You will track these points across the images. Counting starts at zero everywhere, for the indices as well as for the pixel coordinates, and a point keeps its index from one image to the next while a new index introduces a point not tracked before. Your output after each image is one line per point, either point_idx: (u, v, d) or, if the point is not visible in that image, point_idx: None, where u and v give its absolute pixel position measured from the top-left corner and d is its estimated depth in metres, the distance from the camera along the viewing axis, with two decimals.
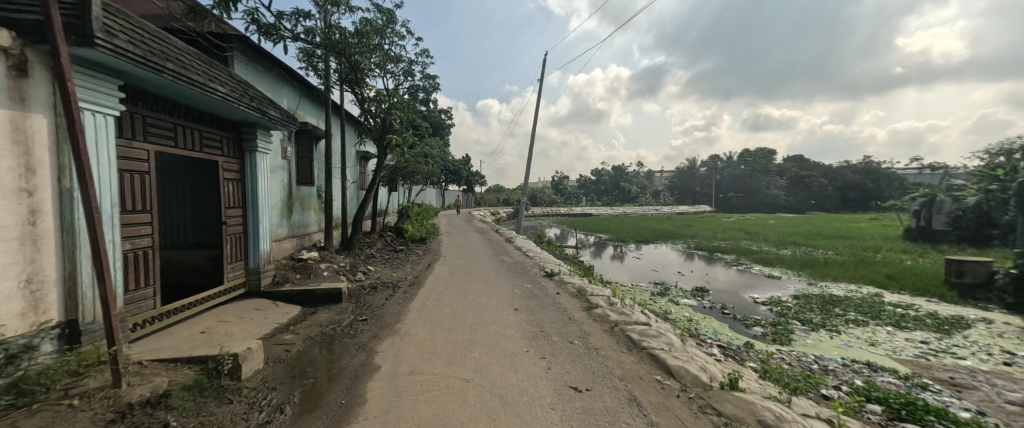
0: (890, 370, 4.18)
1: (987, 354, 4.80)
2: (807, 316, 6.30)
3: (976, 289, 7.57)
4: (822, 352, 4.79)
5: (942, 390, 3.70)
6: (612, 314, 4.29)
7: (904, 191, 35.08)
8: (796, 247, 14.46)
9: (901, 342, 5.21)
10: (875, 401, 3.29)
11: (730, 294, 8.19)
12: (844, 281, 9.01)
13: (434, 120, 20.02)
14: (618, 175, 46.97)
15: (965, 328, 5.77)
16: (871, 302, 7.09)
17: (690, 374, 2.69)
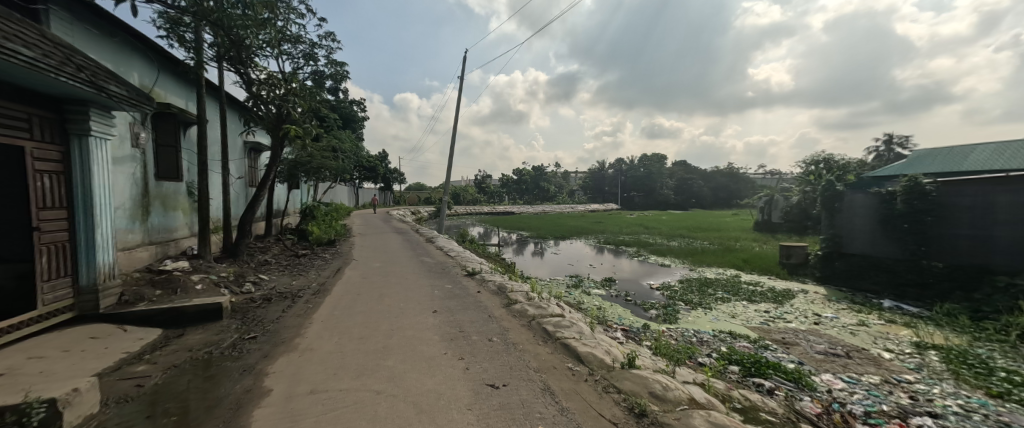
0: (745, 336, 5.19)
1: (805, 317, 6.31)
2: (689, 297, 7.48)
3: (798, 267, 9.80)
4: (699, 327, 5.72)
5: (777, 349, 4.75)
6: (530, 309, 4.48)
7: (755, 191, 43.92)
8: (683, 239, 16.97)
9: (752, 313, 6.54)
10: (734, 362, 4.06)
11: (632, 282, 9.24)
12: (715, 266, 10.91)
13: (344, 111, 18.31)
14: (537, 174, 49.15)
15: (791, 298, 7.50)
16: (734, 282, 8.72)
17: (597, 358, 2.96)
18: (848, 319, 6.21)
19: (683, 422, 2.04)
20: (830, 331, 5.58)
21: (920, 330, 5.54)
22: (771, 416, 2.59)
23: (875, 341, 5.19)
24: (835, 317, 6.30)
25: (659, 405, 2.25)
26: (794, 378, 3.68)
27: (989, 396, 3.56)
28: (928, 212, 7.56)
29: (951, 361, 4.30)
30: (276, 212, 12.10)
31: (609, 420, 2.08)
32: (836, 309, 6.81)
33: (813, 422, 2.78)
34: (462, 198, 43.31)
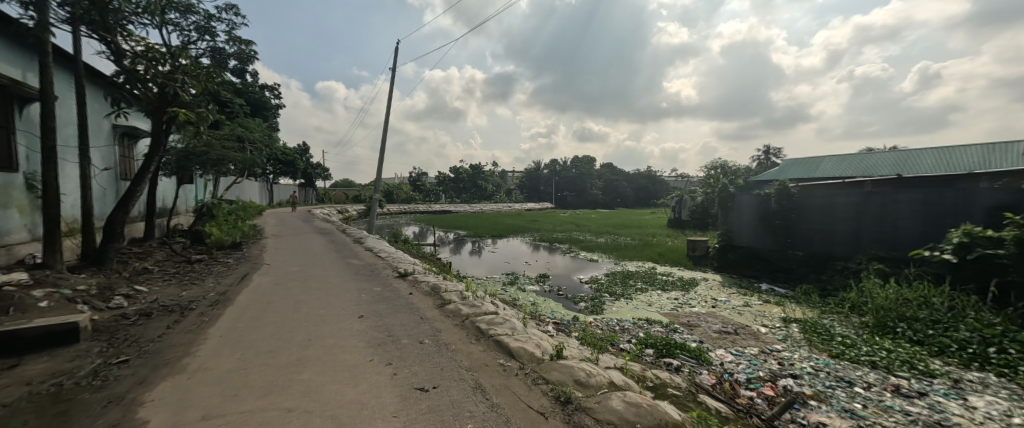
0: (658, 322, 5.80)
1: (705, 302, 7.28)
2: (614, 289, 8.13)
3: (702, 258, 11.25)
4: (621, 316, 6.25)
5: (683, 331, 5.42)
6: (463, 308, 4.45)
7: (669, 192, 49.28)
8: (609, 235, 18.35)
9: (665, 300, 7.35)
10: (650, 346, 4.52)
11: (564, 277, 9.72)
12: (636, 260, 12.01)
13: (254, 97, 16.17)
14: (474, 173, 48.94)
15: (696, 285, 8.60)
16: (651, 274, 9.68)
17: (527, 352, 3.06)
18: (738, 301, 7.31)
19: (603, 404, 2.22)
20: (724, 313, 6.52)
21: (787, 307, 6.78)
22: (676, 391, 2.95)
23: (755, 318, 6.20)
24: (728, 300, 7.37)
25: (583, 391, 2.41)
26: (696, 355, 4.22)
27: (830, 357, 4.49)
28: (792, 211, 9.30)
29: (806, 331, 5.33)
30: (162, 210, 10.20)
31: (537, 411, 2.17)
32: (729, 293, 7.98)
33: (709, 392, 3.23)
34: (395, 196, 41.26)
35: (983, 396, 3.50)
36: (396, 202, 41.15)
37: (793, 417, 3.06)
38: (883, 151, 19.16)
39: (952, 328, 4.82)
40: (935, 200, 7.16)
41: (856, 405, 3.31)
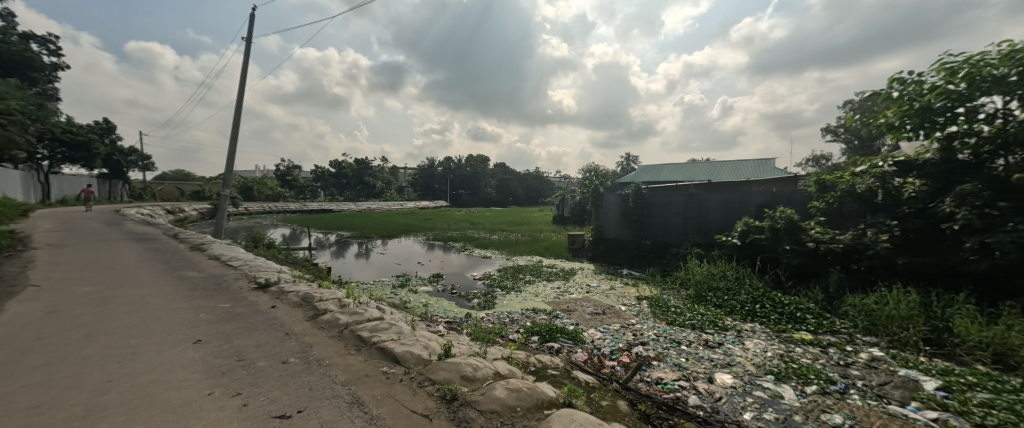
0: (543, 310, 6.34)
1: (581, 288, 8.27)
2: (505, 283, 8.50)
3: (580, 250, 12.72)
4: (511, 308, 6.60)
5: (563, 316, 6.04)
6: (342, 317, 4.02)
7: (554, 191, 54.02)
8: (502, 232, 19.13)
9: (549, 290, 8.06)
10: (534, 333, 4.90)
11: (458, 275, 9.74)
12: (526, 255, 12.81)
13: (6, 49, 11.30)
14: (359, 167, 44.63)
15: (574, 274, 9.69)
16: (538, 267, 10.50)
17: (413, 356, 2.95)
18: (606, 285, 8.54)
19: (487, 395, 2.31)
20: (595, 296, 7.53)
21: (640, 287, 8.25)
22: (554, 371, 3.28)
23: (618, 299, 7.35)
24: (598, 285, 8.54)
25: (468, 386, 2.45)
26: (573, 336, 4.77)
27: (667, 324, 5.65)
28: (644, 208, 11.27)
29: (652, 305, 6.58)
30: None
31: (421, 414, 2.12)
32: (600, 279, 9.25)
33: (581, 367, 3.70)
34: (256, 192, 34.58)
35: (752, 339, 4.95)
36: (258, 199, 34.55)
37: (642, 377, 3.77)
38: (703, 161, 24.87)
39: (738, 293, 6.62)
40: (731, 200, 9.64)
41: (681, 359, 4.26)
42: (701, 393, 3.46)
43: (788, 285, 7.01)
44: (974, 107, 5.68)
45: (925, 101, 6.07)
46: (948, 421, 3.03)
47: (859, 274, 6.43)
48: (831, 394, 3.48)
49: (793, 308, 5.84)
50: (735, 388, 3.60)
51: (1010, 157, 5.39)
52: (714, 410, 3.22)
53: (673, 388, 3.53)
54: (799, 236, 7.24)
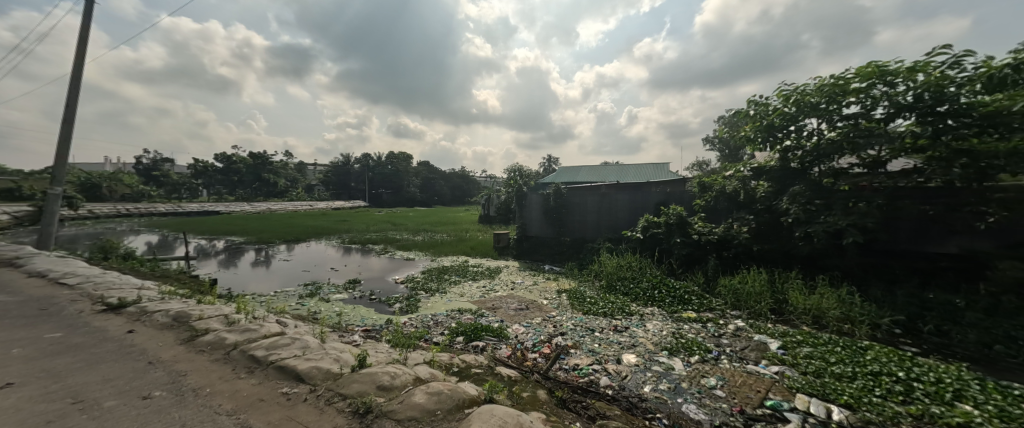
0: (468, 310, 6.31)
1: (506, 285, 8.45)
2: (429, 285, 8.24)
3: (505, 248, 12.96)
4: (435, 310, 6.42)
5: (488, 314, 6.11)
6: (230, 336, 3.46)
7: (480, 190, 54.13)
8: (426, 233, 18.48)
9: (474, 289, 8.06)
10: (459, 333, 4.85)
11: (377, 280, 9.12)
12: (451, 255, 12.60)
13: None
14: (256, 162, 38.88)
15: (499, 272, 9.87)
16: (463, 266, 10.41)
17: (321, 370, 2.68)
18: (529, 281, 8.86)
19: (405, 402, 2.22)
20: (519, 292, 7.76)
21: (561, 281, 8.75)
22: (478, 369, 3.30)
23: (541, 293, 7.69)
24: (522, 281, 8.81)
25: (385, 395, 2.33)
26: (497, 333, 4.86)
27: (583, 314, 6.10)
28: (563, 206, 11.98)
29: (570, 298, 7.04)
30: None
31: None
32: (524, 276, 9.59)
33: (505, 362, 3.79)
34: (109, 190, 27.69)
35: (652, 321, 5.64)
36: (111, 199, 27.70)
37: (561, 365, 4.02)
38: (614, 164, 27.39)
39: (641, 282, 7.47)
40: (635, 199, 10.81)
41: (595, 345, 4.66)
42: (611, 374, 3.83)
43: (679, 272, 8.17)
44: (801, 126, 7.31)
45: (771, 120, 7.60)
46: (785, 372, 3.87)
47: (730, 259, 7.79)
48: (708, 361, 4.16)
49: (682, 291, 6.82)
50: (638, 365, 4.06)
51: (823, 166, 7.07)
52: (622, 387, 3.59)
53: (588, 372, 3.85)
54: (687, 230, 8.47)
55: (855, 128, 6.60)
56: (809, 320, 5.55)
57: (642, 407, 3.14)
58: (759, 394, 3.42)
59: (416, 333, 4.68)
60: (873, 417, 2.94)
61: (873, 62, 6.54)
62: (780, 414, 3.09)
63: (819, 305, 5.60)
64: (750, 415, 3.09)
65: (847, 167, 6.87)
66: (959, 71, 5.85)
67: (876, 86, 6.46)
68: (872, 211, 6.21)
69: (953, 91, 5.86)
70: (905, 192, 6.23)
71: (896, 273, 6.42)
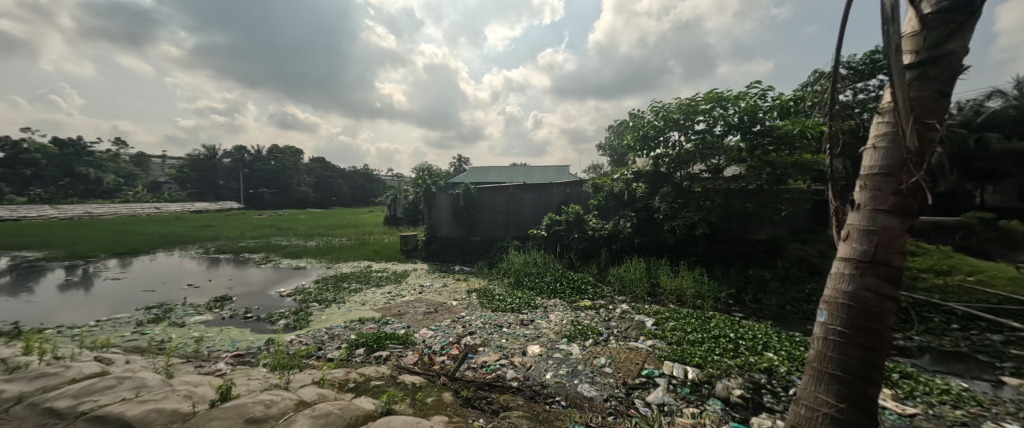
0: (371, 319, 5.83)
1: (414, 289, 8.08)
2: (323, 296, 7.33)
3: (413, 250, 12.37)
4: (330, 323, 5.77)
5: (393, 321, 5.75)
6: (14, 385, 2.54)
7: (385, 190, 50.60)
8: (321, 238, 16.48)
9: (378, 296, 7.49)
10: (359, 345, 4.44)
11: (256, 294, 7.76)
12: (351, 261, 11.48)
13: None
14: (69, 151, 29.33)
15: (407, 276, 9.38)
16: (366, 272, 9.60)
17: (164, 413, 2.17)
18: (438, 283, 8.65)
19: None
20: (428, 296, 7.50)
21: (471, 281, 8.77)
22: (378, 381, 3.15)
23: (450, 295, 7.57)
24: (431, 284, 8.55)
25: None
26: (402, 340, 4.61)
27: (491, 311, 6.22)
28: (472, 207, 11.98)
29: (480, 297, 7.09)
30: None
31: None
32: (433, 278, 9.31)
33: (409, 370, 3.63)
34: None
35: (554, 312, 6.07)
36: None
37: (469, 365, 4.02)
38: (521, 165, 28.63)
39: (545, 277, 7.97)
40: (540, 199, 11.47)
41: (502, 340, 4.80)
42: (516, 366, 4.00)
43: (578, 265, 8.98)
44: (667, 138, 8.74)
45: (646, 131, 8.91)
46: (656, 344, 4.58)
47: (617, 252, 8.87)
48: (599, 343, 4.67)
49: (580, 283, 7.51)
50: (541, 355, 4.32)
51: (682, 171, 8.57)
52: (526, 377, 3.77)
53: (495, 368, 3.95)
54: (584, 226, 9.36)
55: (703, 142, 8.19)
56: (675, 299, 6.69)
57: (544, 393, 3.36)
58: (638, 366, 3.98)
59: (305, 350, 4.14)
60: (714, 372, 3.70)
61: (713, 89, 8.21)
62: (652, 380, 3.67)
63: (682, 286, 6.80)
64: (630, 385, 3.57)
65: (699, 172, 8.48)
66: (764, 102, 7.76)
67: (716, 109, 8.12)
68: (715, 208, 7.81)
69: (761, 116, 7.76)
70: (735, 193, 8.00)
71: (729, 255, 8.21)
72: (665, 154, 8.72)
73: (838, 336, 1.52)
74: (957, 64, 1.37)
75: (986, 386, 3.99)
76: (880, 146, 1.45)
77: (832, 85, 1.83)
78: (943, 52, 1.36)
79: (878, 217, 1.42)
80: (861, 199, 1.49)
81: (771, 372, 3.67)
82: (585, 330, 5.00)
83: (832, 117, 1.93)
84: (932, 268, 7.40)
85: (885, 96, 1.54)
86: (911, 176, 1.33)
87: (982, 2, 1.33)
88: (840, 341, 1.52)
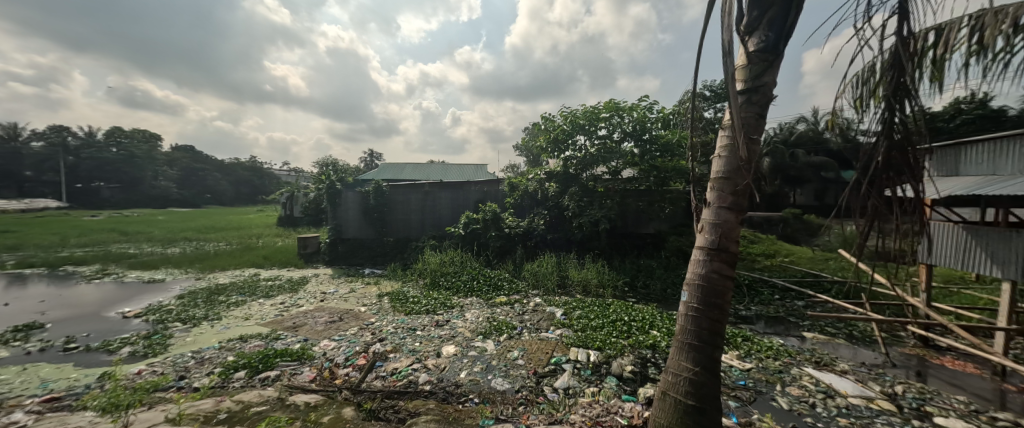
0: (256, 335, 5.01)
1: (313, 298, 7.19)
2: (189, 313, 6.03)
3: (313, 255, 11.04)
4: (200, 345, 4.77)
5: (286, 335, 5.04)
6: None
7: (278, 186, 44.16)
8: (188, 244, 13.53)
9: (267, 308, 6.48)
10: (239, 368, 3.78)
11: (84, 319, 5.98)
12: (230, 269, 9.69)
13: None
14: None
15: (305, 283, 8.32)
16: (251, 282, 8.20)
17: None
18: (344, 289, 7.86)
19: None
20: (331, 303, 6.76)
21: (382, 285, 8.18)
22: (261, 407, 2.82)
23: (358, 301, 6.97)
24: (336, 291, 7.72)
25: None
26: (298, 356, 4.09)
27: (405, 315, 5.91)
28: (383, 206, 11.22)
29: (392, 300, 6.68)
30: None
31: None
32: (337, 284, 8.43)
33: (303, 389, 3.27)
34: None
35: (470, 310, 6.06)
36: None
37: (377, 374, 3.77)
38: (438, 162, 27.83)
39: (462, 276, 7.90)
40: (457, 197, 11.29)
41: (415, 344, 4.60)
42: (429, 369, 3.88)
43: (494, 262, 9.13)
44: (574, 141, 9.46)
45: (556, 134, 9.49)
46: (564, 332, 4.92)
47: (531, 248, 9.27)
48: (513, 337, 4.83)
49: (496, 280, 7.64)
50: (456, 354, 4.28)
51: (588, 172, 9.37)
52: (439, 379, 3.69)
53: (406, 373, 3.76)
54: (500, 224, 9.57)
55: (604, 146, 9.08)
56: (581, 289, 7.29)
57: (457, 393, 3.34)
58: (547, 355, 4.23)
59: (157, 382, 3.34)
60: (611, 352, 4.15)
61: (612, 100, 9.16)
62: (559, 366, 3.94)
63: (586, 277, 7.45)
64: (540, 374, 3.77)
65: (601, 174, 9.38)
66: (651, 114, 8.96)
67: (614, 117, 9.08)
68: (614, 206, 8.75)
69: (649, 127, 8.94)
70: (630, 193, 9.07)
71: (625, 248, 9.30)
72: (573, 156, 9.41)
73: (695, 312, 1.84)
74: (769, 94, 1.79)
75: (794, 340, 5.29)
76: (723, 154, 1.78)
77: (692, 103, 2.21)
78: (760, 83, 1.76)
79: (722, 212, 1.74)
80: (710, 198, 1.81)
81: (655, 347, 4.28)
82: (499, 327, 5.07)
83: (692, 130, 2.33)
84: (765, 252, 9.50)
85: (726, 116, 1.93)
86: (742, 179, 1.68)
87: (783, 49, 1.75)
88: (696, 315, 1.84)
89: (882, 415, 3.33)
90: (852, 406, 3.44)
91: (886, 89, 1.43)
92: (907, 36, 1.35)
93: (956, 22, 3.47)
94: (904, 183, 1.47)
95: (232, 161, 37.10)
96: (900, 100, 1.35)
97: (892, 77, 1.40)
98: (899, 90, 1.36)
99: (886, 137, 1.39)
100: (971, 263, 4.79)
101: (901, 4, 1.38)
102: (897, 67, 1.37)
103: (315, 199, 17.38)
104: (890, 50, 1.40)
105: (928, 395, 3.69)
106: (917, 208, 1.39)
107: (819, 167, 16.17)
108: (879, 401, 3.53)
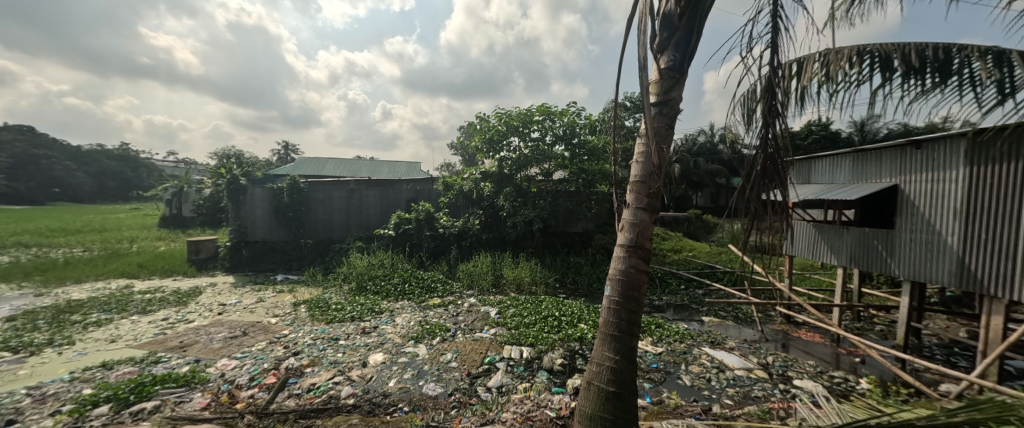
0: (127, 360, 4.11)
1: (209, 311, 6.15)
2: (22, 339, 4.70)
3: (207, 261, 9.46)
4: (41, 378, 3.76)
5: (170, 358, 4.23)
6: None
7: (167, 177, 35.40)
8: (25, 251, 10.60)
9: (143, 326, 5.37)
10: (100, 402, 3.06)
11: None
12: (88, 281, 7.79)
13: None
14: None
15: (197, 295, 7.08)
16: (120, 296, 6.70)
17: None
18: (250, 300, 6.87)
19: None
20: (232, 317, 5.85)
21: (299, 292, 7.37)
22: None
23: (269, 311, 6.19)
24: (238, 301, 6.71)
25: None
26: (185, 381, 3.49)
27: (326, 323, 5.40)
28: (300, 205, 10.14)
29: (311, 309, 6.05)
30: None
31: None
32: (241, 293, 7.35)
33: (191, 420, 2.80)
34: None
35: (400, 315, 5.77)
36: None
37: (290, 392, 3.37)
38: (365, 159, 26.02)
39: (392, 279, 7.47)
40: (386, 195, 10.59)
41: (337, 355, 4.23)
42: (354, 381, 3.60)
43: (427, 263, 8.86)
44: (509, 142, 9.62)
45: (491, 134, 9.53)
46: (498, 331, 4.97)
47: (466, 248, 9.20)
48: (446, 339, 4.73)
49: (429, 282, 7.39)
50: (384, 362, 4.04)
51: (521, 173, 9.58)
52: (365, 390, 3.45)
53: (325, 388, 3.44)
54: (434, 224, 9.31)
55: (537, 148, 9.39)
56: (514, 287, 7.46)
57: (384, 404, 3.15)
58: (481, 355, 4.23)
59: None
60: (543, 347, 4.33)
61: (545, 103, 9.51)
62: (493, 365, 3.97)
63: (520, 275, 7.63)
64: (474, 374, 3.77)
65: (535, 175, 9.67)
66: (580, 118, 9.51)
67: (546, 121, 9.44)
68: (547, 206, 9.10)
69: (578, 131, 9.47)
70: (561, 193, 9.55)
71: (557, 246, 9.77)
72: (507, 157, 9.54)
73: (616, 305, 1.99)
74: (676, 107, 2.02)
75: (695, 324, 6.08)
76: (640, 160, 1.95)
77: (614, 112, 2.40)
78: (669, 97, 1.98)
79: (638, 213, 1.91)
80: (630, 200, 1.97)
81: (582, 339, 4.57)
82: (434, 330, 4.91)
83: (615, 135, 2.51)
84: (673, 248, 10.77)
85: (642, 125, 2.14)
86: (655, 183, 1.86)
87: (688, 68, 2.00)
88: (616, 308, 1.99)
89: (758, 381, 4.00)
90: (738, 377, 4.07)
91: (764, 108, 1.72)
92: (777, 66, 1.65)
93: (811, 57, 4.31)
94: (774, 189, 1.78)
95: (90, 147, 29.83)
96: (772, 121, 1.65)
97: (767, 99, 1.69)
98: (774, 111, 1.65)
99: (764, 152, 1.69)
100: (818, 253, 6.01)
101: (773, 39, 1.68)
102: (771, 91, 1.66)
103: (212, 196, 14.92)
104: (765, 76, 1.69)
105: (789, 362, 4.53)
106: (782, 210, 1.69)
107: (714, 174, 18.87)
108: (756, 371, 4.23)
